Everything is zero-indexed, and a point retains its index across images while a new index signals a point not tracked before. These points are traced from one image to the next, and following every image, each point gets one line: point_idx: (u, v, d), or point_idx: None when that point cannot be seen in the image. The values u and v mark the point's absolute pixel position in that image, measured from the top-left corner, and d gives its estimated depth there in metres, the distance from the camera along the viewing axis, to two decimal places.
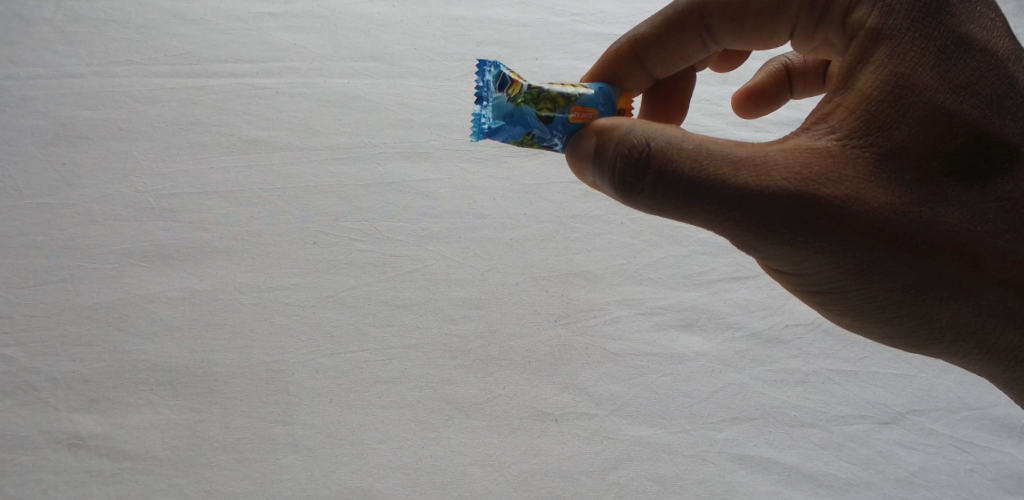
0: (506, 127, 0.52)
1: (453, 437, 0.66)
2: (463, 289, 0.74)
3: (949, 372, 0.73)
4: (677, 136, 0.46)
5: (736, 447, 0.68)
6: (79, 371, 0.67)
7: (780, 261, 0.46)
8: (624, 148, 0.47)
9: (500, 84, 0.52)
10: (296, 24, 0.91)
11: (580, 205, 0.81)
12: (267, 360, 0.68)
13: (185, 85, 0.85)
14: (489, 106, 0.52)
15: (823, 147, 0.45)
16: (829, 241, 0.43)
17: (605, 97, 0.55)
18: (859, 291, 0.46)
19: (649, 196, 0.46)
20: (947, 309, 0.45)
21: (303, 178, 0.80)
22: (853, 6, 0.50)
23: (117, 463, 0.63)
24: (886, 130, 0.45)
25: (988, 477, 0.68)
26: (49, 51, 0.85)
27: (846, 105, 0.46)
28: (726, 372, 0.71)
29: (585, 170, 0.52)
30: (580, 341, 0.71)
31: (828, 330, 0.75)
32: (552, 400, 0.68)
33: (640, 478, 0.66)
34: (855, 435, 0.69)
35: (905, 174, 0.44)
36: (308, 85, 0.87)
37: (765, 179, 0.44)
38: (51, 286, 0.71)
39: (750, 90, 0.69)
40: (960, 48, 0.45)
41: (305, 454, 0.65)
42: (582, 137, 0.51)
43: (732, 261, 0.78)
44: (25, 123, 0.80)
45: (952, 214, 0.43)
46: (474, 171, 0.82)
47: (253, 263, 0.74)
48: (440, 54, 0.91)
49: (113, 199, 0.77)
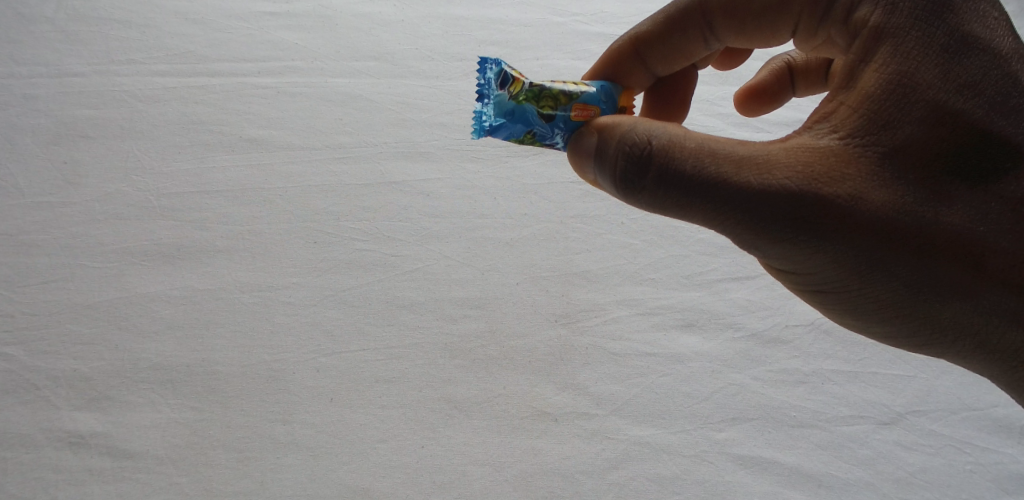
0: (507, 125, 0.52)
1: (453, 436, 0.66)
2: (463, 289, 0.74)
3: (949, 373, 0.73)
4: (679, 135, 0.46)
5: (735, 447, 0.68)
6: (79, 370, 0.67)
7: (782, 260, 0.46)
8: (626, 146, 0.47)
9: (501, 81, 0.52)
10: (297, 23, 0.91)
11: (580, 205, 0.81)
12: (267, 360, 0.68)
13: (186, 84, 0.85)
14: (490, 104, 0.53)
15: (825, 146, 0.45)
16: (832, 240, 0.43)
17: (607, 95, 0.55)
18: (861, 291, 0.46)
19: (651, 194, 0.46)
20: (950, 309, 0.45)
21: (304, 178, 0.80)
22: (856, 5, 0.50)
23: (118, 462, 0.63)
24: (889, 128, 0.45)
25: (987, 478, 0.68)
26: (50, 50, 0.85)
27: (849, 104, 0.46)
28: (726, 373, 0.71)
29: (587, 168, 0.52)
30: (580, 341, 0.72)
31: (827, 330, 0.75)
32: (552, 400, 0.68)
33: (639, 478, 0.66)
34: (855, 435, 0.69)
35: (907, 174, 0.44)
36: (308, 84, 0.87)
37: (767, 178, 0.44)
38: (51, 284, 0.71)
39: (753, 87, 0.69)
40: (963, 47, 0.46)
41: (305, 453, 0.65)
42: (583, 135, 0.51)
43: (732, 262, 0.78)
44: (25, 122, 0.80)
45: (954, 214, 0.43)
46: (475, 171, 0.82)
47: (254, 263, 0.74)
48: (441, 54, 0.91)
49: (114, 198, 0.77)
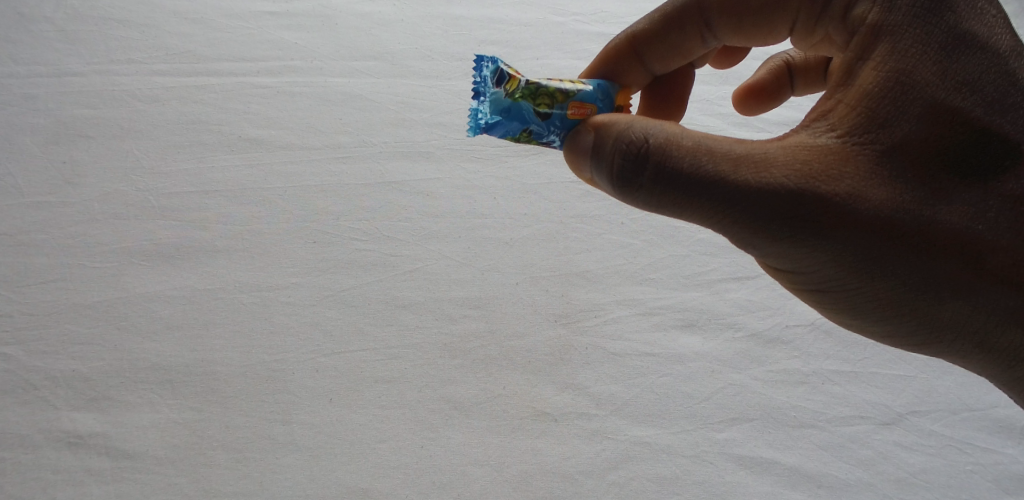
0: (503, 122, 0.52)
1: (453, 437, 0.66)
2: (463, 289, 0.74)
3: (949, 374, 0.73)
4: (676, 133, 0.46)
5: (735, 447, 0.68)
6: (79, 370, 0.67)
7: (779, 259, 0.46)
8: (622, 144, 0.47)
9: (496, 79, 0.51)
10: (297, 22, 0.91)
11: (580, 205, 0.81)
12: (267, 360, 0.68)
13: (186, 84, 0.85)
14: (485, 102, 0.52)
15: (823, 144, 0.45)
16: (829, 239, 0.43)
17: (603, 94, 0.55)
18: (859, 290, 0.46)
19: (648, 193, 0.46)
20: (949, 308, 0.45)
21: (303, 177, 0.80)
22: (854, 2, 0.50)
23: (116, 462, 0.63)
24: (887, 126, 0.44)
25: (988, 478, 0.68)
26: (50, 49, 0.85)
27: (847, 101, 0.46)
28: (726, 373, 0.71)
29: (583, 166, 0.52)
30: (580, 341, 0.71)
31: (828, 331, 0.75)
32: (552, 400, 0.68)
33: (640, 478, 0.66)
34: (855, 435, 0.69)
35: (905, 172, 0.44)
36: (308, 84, 0.87)
37: (765, 176, 0.43)
38: (51, 284, 0.71)
39: (751, 85, 0.69)
40: (961, 45, 0.46)
41: (305, 453, 0.65)
42: (580, 133, 0.51)
43: (732, 262, 0.78)
44: (25, 121, 0.80)
45: (953, 212, 0.43)
46: (475, 171, 0.82)
47: (253, 262, 0.74)
48: (441, 53, 0.91)
49: (113, 198, 0.77)
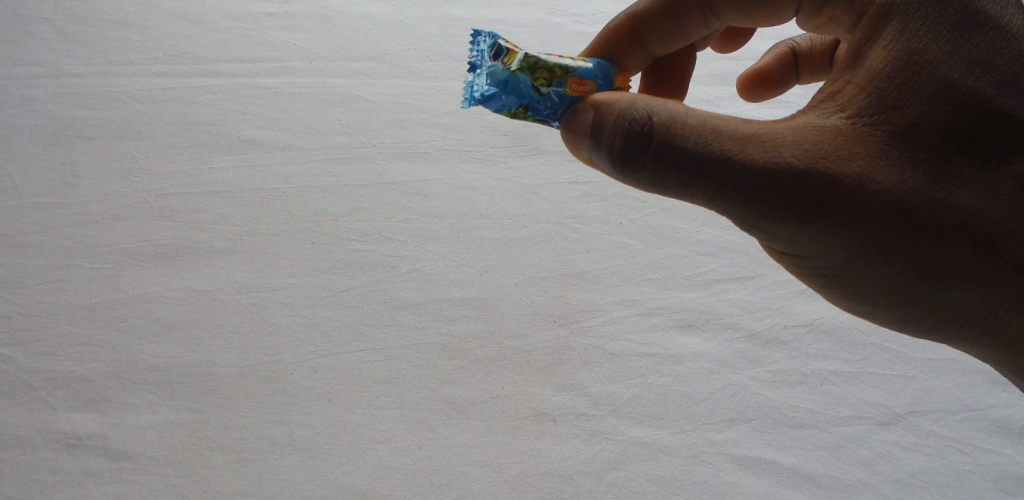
0: (500, 95, 0.52)
1: (451, 438, 0.66)
2: (461, 289, 0.74)
3: (948, 374, 0.73)
4: (680, 112, 0.46)
5: (734, 447, 0.67)
6: (76, 371, 0.67)
7: (785, 242, 0.46)
8: (625, 121, 0.46)
9: (495, 54, 0.53)
10: (295, 23, 0.92)
11: (580, 205, 0.81)
12: (265, 360, 0.68)
13: (185, 85, 0.85)
14: (483, 76, 0.54)
15: (832, 125, 0.45)
16: (836, 222, 0.43)
17: (603, 73, 0.54)
18: (866, 275, 0.46)
19: (651, 172, 0.46)
20: (957, 294, 0.45)
21: (302, 178, 0.80)
22: None
23: (114, 463, 0.63)
24: (897, 107, 0.45)
25: (987, 478, 0.68)
26: (48, 50, 0.86)
27: (856, 82, 0.46)
28: (724, 373, 0.71)
29: (580, 145, 0.52)
30: (579, 342, 0.71)
31: (827, 331, 0.74)
32: (551, 401, 0.68)
33: (637, 479, 0.66)
34: (854, 436, 0.69)
35: (914, 153, 0.44)
36: (307, 85, 0.87)
37: (774, 157, 0.43)
38: (48, 286, 0.71)
39: (756, 72, 0.69)
40: (972, 25, 0.46)
41: (304, 454, 0.64)
42: (578, 112, 0.51)
43: (732, 263, 0.78)
44: (23, 122, 0.81)
45: (962, 195, 0.43)
46: (474, 172, 0.83)
47: (252, 263, 0.74)
48: (440, 54, 0.92)
49: (113, 199, 0.77)
